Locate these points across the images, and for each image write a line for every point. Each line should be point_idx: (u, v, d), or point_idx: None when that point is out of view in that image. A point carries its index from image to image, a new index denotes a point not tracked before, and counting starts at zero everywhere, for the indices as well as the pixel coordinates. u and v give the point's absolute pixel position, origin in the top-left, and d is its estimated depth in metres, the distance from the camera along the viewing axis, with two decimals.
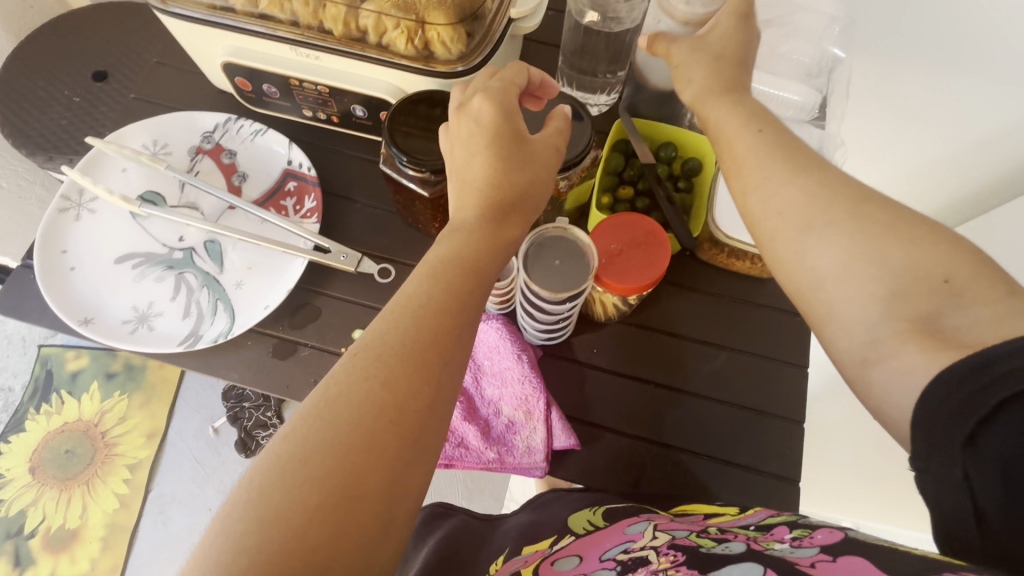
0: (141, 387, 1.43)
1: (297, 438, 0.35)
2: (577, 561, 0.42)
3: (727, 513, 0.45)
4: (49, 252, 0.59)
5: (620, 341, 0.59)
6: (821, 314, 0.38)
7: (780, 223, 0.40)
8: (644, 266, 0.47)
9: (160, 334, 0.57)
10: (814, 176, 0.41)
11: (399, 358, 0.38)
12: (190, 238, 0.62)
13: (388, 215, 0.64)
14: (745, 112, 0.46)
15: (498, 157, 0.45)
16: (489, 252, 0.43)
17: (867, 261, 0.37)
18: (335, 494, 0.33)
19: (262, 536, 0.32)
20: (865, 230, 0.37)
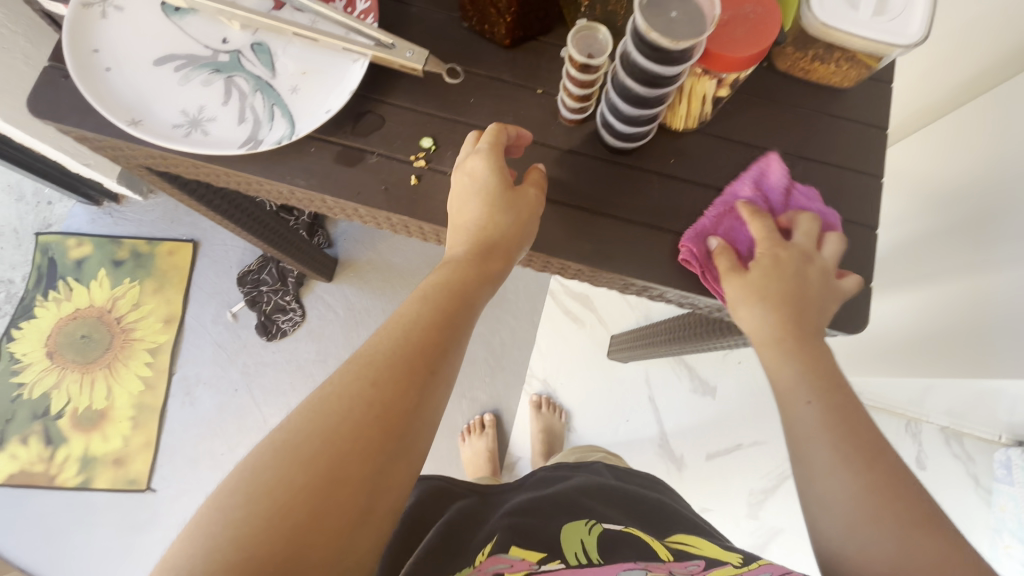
0: (153, 274, 1.40)
1: (290, 427, 0.40)
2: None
3: (731, 563, 0.51)
4: (79, 48, 0.53)
5: (697, 151, 0.57)
6: (833, 508, 0.42)
7: (811, 440, 0.43)
8: (751, 36, 0.45)
9: (216, 139, 0.53)
10: (833, 414, 0.44)
11: (389, 364, 0.43)
12: (234, 40, 0.56)
13: (449, 20, 0.59)
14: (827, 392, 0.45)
15: (488, 205, 0.50)
16: (474, 280, 0.49)
17: (874, 507, 0.41)
18: (318, 478, 0.38)
19: (249, 508, 0.37)
20: (888, 489, 0.41)
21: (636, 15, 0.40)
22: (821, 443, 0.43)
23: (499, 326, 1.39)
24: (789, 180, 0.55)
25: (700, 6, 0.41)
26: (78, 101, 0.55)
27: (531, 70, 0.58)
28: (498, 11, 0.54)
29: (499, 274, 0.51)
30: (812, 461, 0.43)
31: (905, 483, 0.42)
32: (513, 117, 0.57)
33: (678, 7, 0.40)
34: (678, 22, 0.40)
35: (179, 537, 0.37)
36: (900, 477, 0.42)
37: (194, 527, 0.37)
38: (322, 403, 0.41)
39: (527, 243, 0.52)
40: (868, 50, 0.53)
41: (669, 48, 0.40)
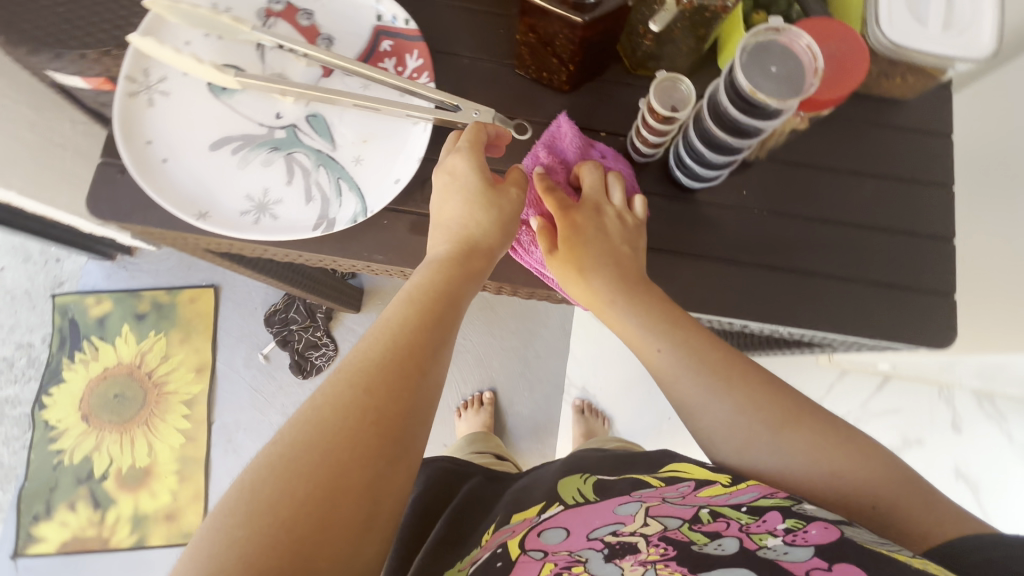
0: (178, 323, 1.38)
1: (283, 440, 0.39)
2: (563, 537, 0.47)
3: (719, 479, 0.45)
4: (133, 142, 0.51)
5: (767, 180, 0.57)
6: (749, 450, 0.46)
7: (702, 393, 0.48)
8: (838, 75, 0.44)
9: (286, 222, 0.52)
10: (717, 371, 0.48)
11: (380, 370, 0.42)
12: (288, 113, 0.54)
13: (502, 69, 0.57)
14: (641, 303, 0.51)
15: (469, 202, 0.50)
16: (459, 280, 0.48)
17: (728, 400, 0.47)
18: (320, 490, 0.37)
19: (251, 528, 0.35)
20: (730, 380, 0.48)
21: (739, 75, 0.39)
22: (721, 402, 0.47)
23: (533, 339, 1.38)
24: (585, 145, 0.55)
25: (801, 60, 0.40)
26: (136, 196, 0.53)
27: (591, 113, 0.57)
28: (560, 61, 0.53)
29: (482, 270, 0.50)
30: (717, 417, 0.47)
31: (806, 406, 0.46)
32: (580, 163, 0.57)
33: (779, 63, 0.39)
34: (779, 79, 0.39)
35: (181, 560, 0.35)
36: (799, 404, 0.46)
37: (194, 554, 0.35)
38: (314, 412, 0.40)
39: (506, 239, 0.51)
40: (934, 65, 0.53)
41: (773, 108, 0.39)
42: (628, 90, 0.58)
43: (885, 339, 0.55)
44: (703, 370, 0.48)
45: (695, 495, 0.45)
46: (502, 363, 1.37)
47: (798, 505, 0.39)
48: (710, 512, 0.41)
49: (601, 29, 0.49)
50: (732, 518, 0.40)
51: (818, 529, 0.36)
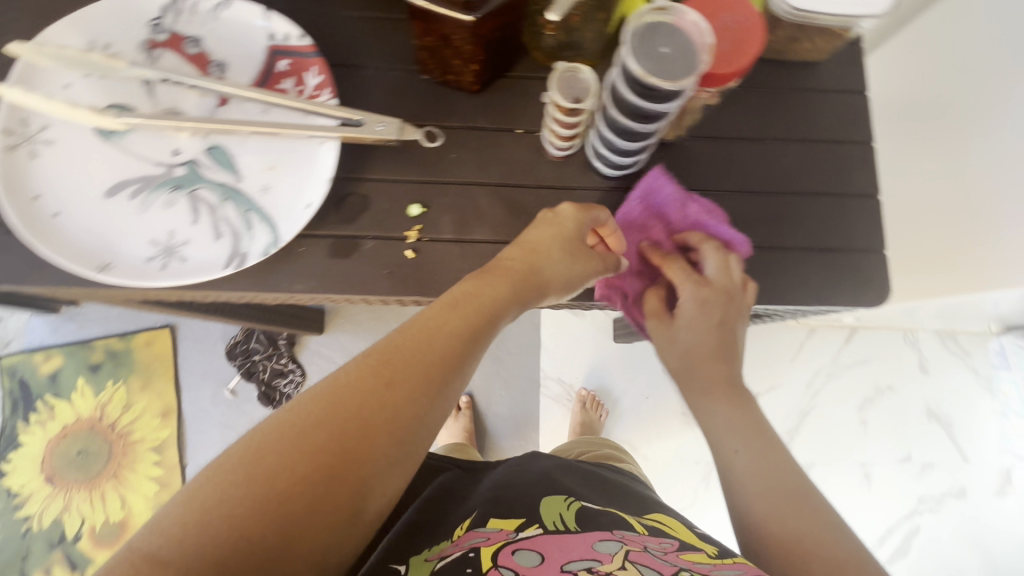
0: (135, 370, 1.32)
1: (298, 411, 0.39)
2: (536, 561, 0.46)
3: (704, 548, 0.47)
4: (18, 198, 0.48)
5: (691, 158, 0.56)
6: (755, 490, 0.47)
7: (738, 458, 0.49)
8: (736, 49, 0.43)
9: (197, 263, 0.49)
10: (761, 450, 0.49)
11: (407, 366, 0.42)
12: (186, 149, 0.51)
13: (408, 76, 0.55)
14: (710, 337, 0.53)
15: (574, 252, 0.50)
16: (506, 299, 0.48)
17: (764, 457, 0.48)
18: (321, 468, 0.37)
19: (248, 487, 0.36)
20: (768, 450, 0.49)
21: (629, 61, 0.38)
22: (755, 473, 0.48)
23: (503, 337, 1.37)
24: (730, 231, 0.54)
25: (691, 34, 0.39)
26: (31, 254, 0.49)
27: (506, 111, 0.56)
28: (462, 61, 0.51)
29: (528, 299, 0.49)
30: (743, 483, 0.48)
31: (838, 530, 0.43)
32: (500, 164, 0.55)
33: (669, 42, 0.38)
34: (671, 59, 0.38)
35: (172, 500, 0.36)
36: (834, 526, 0.44)
37: (185, 499, 0.35)
38: (332, 389, 0.40)
39: (569, 282, 0.51)
40: (839, 24, 0.53)
41: (669, 90, 0.38)
42: (540, 83, 0.56)
43: (824, 304, 0.55)
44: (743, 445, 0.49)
45: (677, 555, 0.45)
46: None
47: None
48: None
49: (496, 24, 0.47)
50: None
51: None
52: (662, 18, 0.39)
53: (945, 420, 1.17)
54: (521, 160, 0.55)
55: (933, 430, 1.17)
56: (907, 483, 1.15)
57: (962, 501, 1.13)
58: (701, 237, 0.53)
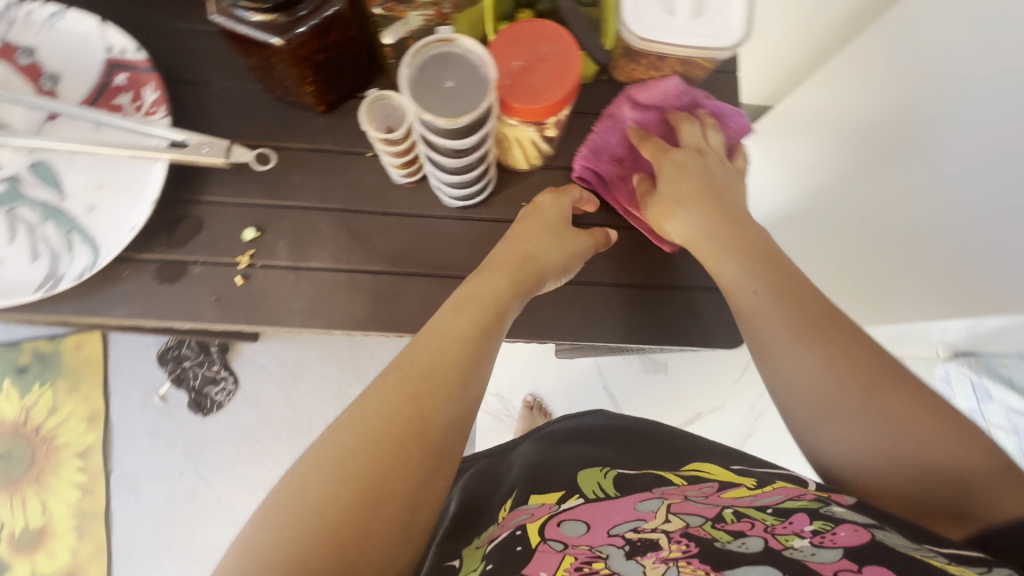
0: (62, 373, 1.30)
1: (332, 440, 0.35)
2: (584, 530, 0.40)
3: (744, 484, 0.41)
4: None
5: (548, 188, 0.54)
6: (826, 394, 0.39)
7: (777, 343, 0.43)
8: (554, 80, 0.41)
9: (8, 285, 0.47)
10: (800, 308, 0.43)
11: (425, 374, 0.39)
12: (7, 164, 0.49)
13: (255, 94, 0.53)
14: (730, 245, 0.47)
15: (560, 238, 0.50)
16: (508, 293, 0.46)
17: (821, 352, 0.40)
18: (368, 495, 0.33)
19: (298, 530, 0.31)
20: (816, 331, 0.41)
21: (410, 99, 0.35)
22: (799, 342, 0.42)
23: None
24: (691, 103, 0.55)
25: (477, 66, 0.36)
26: None
27: (356, 133, 0.53)
28: (295, 83, 0.48)
29: (530, 291, 0.48)
30: (794, 364, 0.41)
31: (911, 383, 0.38)
32: (345, 188, 0.53)
33: (453, 75, 0.36)
34: (458, 92, 0.36)
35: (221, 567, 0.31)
36: (890, 363, 0.39)
37: (239, 558, 0.31)
38: (361, 415, 0.36)
39: (558, 271, 0.50)
40: (694, 56, 0.50)
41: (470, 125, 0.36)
42: None
43: (676, 344, 0.54)
44: (777, 303, 0.44)
45: (718, 495, 0.39)
46: None
47: (826, 505, 0.34)
48: (734, 512, 0.36)
49: (318, 46, 0.45)
50: (757, 519, 0.35)
51: (848, 532, 0.31)
52: (445, 48, 0.36)
53: None
54: (369, 184, 0.53)
55: None
56: None
57: None
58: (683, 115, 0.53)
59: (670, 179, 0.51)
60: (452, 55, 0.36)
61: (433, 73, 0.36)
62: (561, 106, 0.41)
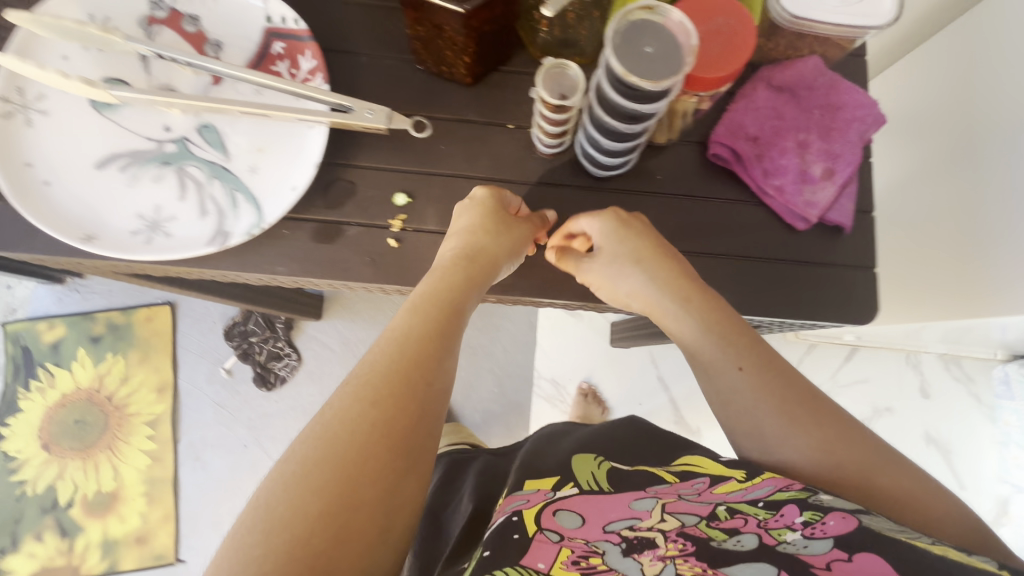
0: (134, 344, 1.34)
1: (296, 457, 0.38)
2: (577, 523, 0.44)
3: (735, 475, 0.43)
4: (8, 165, 0.49)
5: (682, 163, 0.56)
6: (755, 418, 0.46)
7: (745, 412, 0.46)
8: (726, 52, 0.42)
9: (181, 239, 0.50)
10: (764, 373, 0.47)
11: (386, 378, 0.42)
12: (177, 126, 0.52)
13: (402, 65, 0.55)
14: (691, 302, 0.50)
15: (504, 231, 0.50)
16: (461, 288, 0.48)
17: (767, 389, 0.46)
18: (332, 504, 0.37)
19: (265, 542, 0.35)
20: (747, 356, 0.48)
21: (610, 54, 0.37)
22: (763, 404, 0.46)
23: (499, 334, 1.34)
24: (829, 82, 0.55)
25: (678, 38, 0.38)
26: (20, 224, 0.50)
27: (499, 105, 0.55)
28: (454, 52, 0.50)
29: (486, 281, 0.49)
30: (761, 434, 0.45)
31: (860, 433, 0.43)
32: (489, 158, 0.55)
33: (653, 41, 0.38)
34: (654, 59, 0.38)
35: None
36: (821, 401, 0.45)
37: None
38: (327, 425, 0.40)
39: (508, 264, 0.51)
40: (839, 34, 0.52)
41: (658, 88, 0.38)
42: (533, 79, 0.56)
43: (808, 318, 0.54)
44: (751, 373, 0.47)
45: (711, 492, 0.42)
46: (468, 359, 1.34)
47: (815, 496, 0.38)
48: (728, 509, 0.40)
49: (489, 17, 0.47)
50: (749, 513, 0.38)
51: (836, 519, 0.35)
52: (647, 15, 0.38)
53: (941, 446, 1.14)
54: (510, 154, 0.55)
55: (929, 455, 1.14)
56: None
57: None
58: (818, 94, 0.55)
59: (607, 232, 0.51)
60: (654, 20, 0.38)
61: (634, 37, 0.38)
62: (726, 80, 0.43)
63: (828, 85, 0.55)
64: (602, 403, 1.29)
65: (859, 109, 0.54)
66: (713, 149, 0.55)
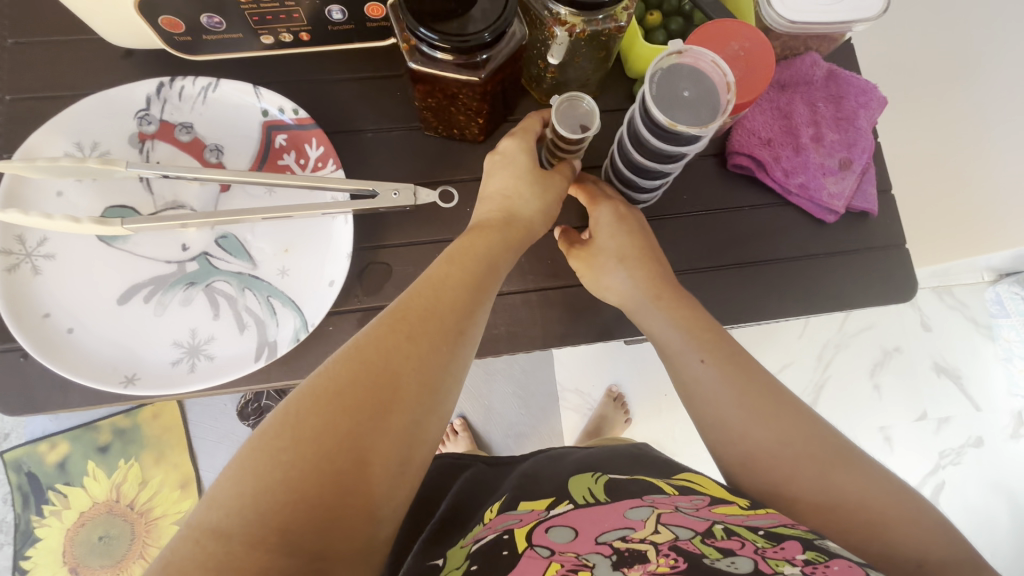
0: (144, 446, 1.28)
1: (327, 375, 0.35)
2: (571, 537, 0.40)
3: (736, 501, 0.40)
4: (26, 321, 0.46)
5: (705, 178, 0.57)
6: (719, 398, 0.44)
7: (710, 395, 0.44)
8: (745, 85, 0.44)
9: (226, 361, 0.48)
10: (724, 361, 0.45)
11: (421, 315, 0.38)
12: (194, 243, 0.50)
13: (411, 133, 0.54)
14: (664, 307, 0.47)
15: (539, 185, 0.47)
16: (500, 247, 0.44)
17: (734, 366, 0.45)
18: (361, 430, 0.34)
19: (295, 454, 0.32)
20: (707, 345, 0.46)
21: (649, 85, 0.40)
22: (728, 391, 0.44)
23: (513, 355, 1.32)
24: (828, 76, 0.56)
25: (717, 89, 0.40)
26: (51, 378, 0.47)
27: None
28: (469, 116, 0.50)
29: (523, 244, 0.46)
30: (727, 425, 0.43)
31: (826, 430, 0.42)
32: None
33: (692, 87, 0.40)
34: (689, 104, 0.40)
35: (217, 481, 0.33)
36: (796, 400, 0.44)
37: (237, 468, 0.32)
38: (355, 350, 0.36)
39: (540, 222, 0.47)
40: (835, 30, 0.53)
41: (699, 127, 0.39)
42: None
43: (854, 305, 0.56)
44: (715, 365, 0.45)
45: (710, 510, 0.39)
46: (486, 387, 1.31)
47: (821, 539, 0.35)
48: (725, 529, 0.36)
49: (500, 79, 0.47)
50: (748, 539, 0.35)
51: (839, 566, 0.32)
52: (680, 62, 0.41)
53: (952, 374, 1.18)
54: None
55: (942, 384, 1.18)
56: (926, 440, 1.16)
57: (980, 449, 1.16)
58: (820, 89, 0.56)
59: (602, 220, 0.50)
60: (688, 65, 0.41)
61: (673, 83, 0.41)
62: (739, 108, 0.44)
63: (827, 78, 0.56)
64: (626, 408, 1.27)
65: (861, 97, 0.56)
66: (736, 157, 0.55)
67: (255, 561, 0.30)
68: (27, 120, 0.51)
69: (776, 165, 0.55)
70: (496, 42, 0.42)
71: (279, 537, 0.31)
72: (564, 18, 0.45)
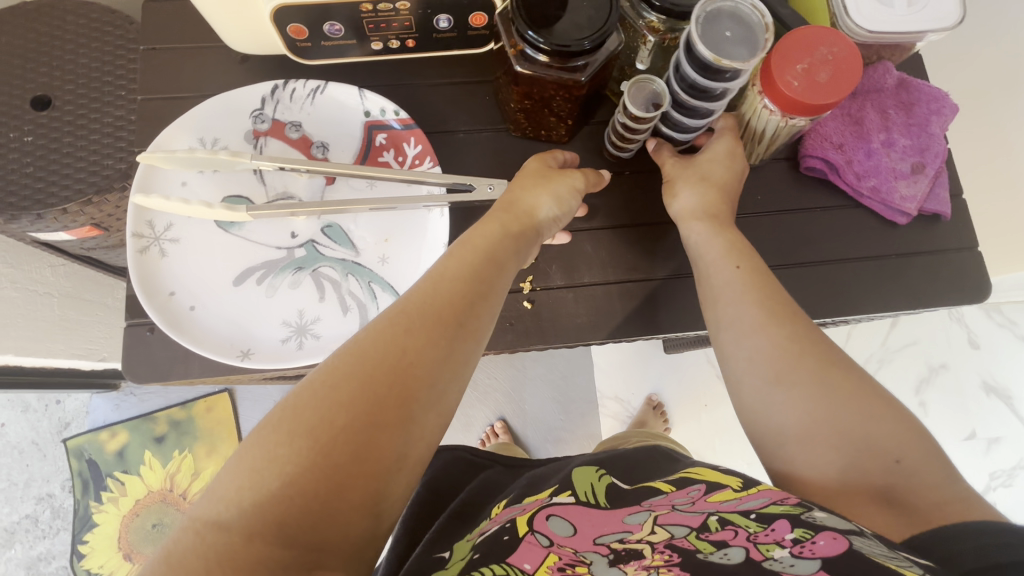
0: (197, 437, 1.32)
1: (326, 367, 0.37)
2: (570, 532, 0.42)
3: (731, 486, 0.41)
4: (156, 298, 0.50)
5: (779, 180, 0.59)
6: (763, 337, 0.44)
7: (733, 305, 0.47)
8: (835, 83, 0.46)
9: (330, 340, 0.51)
10: (775, 299, 0.46)
11: (420, 313, 0.40)
12: (303, 231, 0.54)
13: (499, 134, 0.58)
14: (721, 227, 0.50)
15: (545, 185, 0.49)
16: (501, 238, 0.45)
17: (779, 313, 0.45)
18: (362, 419, 0.35)
19: (292, 448, 0.34)
20: (755, 275, 0.47)
21: (694, 27, 0.44)
22: (763, 341, 0.44)
23: (555, 361, 1.33)
24: (900, 83, 0.58)
25: (755, 29, 0.45)
26: (173, 350, 0.52)
27: (595, 156, 0.58)
28: (558, 118, 0.54)
29: (526, 234, 0.47)
30: (762, 365, 0.44)
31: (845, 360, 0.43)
32: (597, 208, 0.57)
33: (734, 28, 0.44)
34: (731, 42, 0.44)
35: (224, 473, 0.35)
36: (842, 362, 0.43)
37: (237, 465, 0.34)
38: (354, 346, 0.38)
39: (543, 217, 0.48)
40: (911, 40, 0.55)
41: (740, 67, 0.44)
42: None
43: (926, 305, 0.57)
44: (747, 273, 0.48)
45: (704, 501, 0.40)
46: (528, 390, 1.32)
47: (808, 512, 0.35)
48: (719, 518, 0.37)
49: (591, 83, 0.50)
50: (740, 525, 0.36)
51: (827, 541, 0.32)
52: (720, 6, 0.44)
53: (1003, 394, 1.15)
54: (617, 200, 0.57)
55: (991, 404, 1.16)
56: (975, 460, 1.14)
57: None
58: (893, 96, 0.58)
59: (716, 151, 0.52)
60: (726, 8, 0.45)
61: (714, 24, 0.44)
62: (818, 110, 0.47)
63: (899, 85, 0.58)
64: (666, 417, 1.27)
65: (933, 104, 0.58)
66: (809, 160, 0.57)
67: (252, 552, 0.32)
68: (160, 118, 0.56)
69: (849, 167, 0.57)
70: (596, 49, 0.45)
71: (275, 528, 0.32)
72: (654, 25, 0.48)
